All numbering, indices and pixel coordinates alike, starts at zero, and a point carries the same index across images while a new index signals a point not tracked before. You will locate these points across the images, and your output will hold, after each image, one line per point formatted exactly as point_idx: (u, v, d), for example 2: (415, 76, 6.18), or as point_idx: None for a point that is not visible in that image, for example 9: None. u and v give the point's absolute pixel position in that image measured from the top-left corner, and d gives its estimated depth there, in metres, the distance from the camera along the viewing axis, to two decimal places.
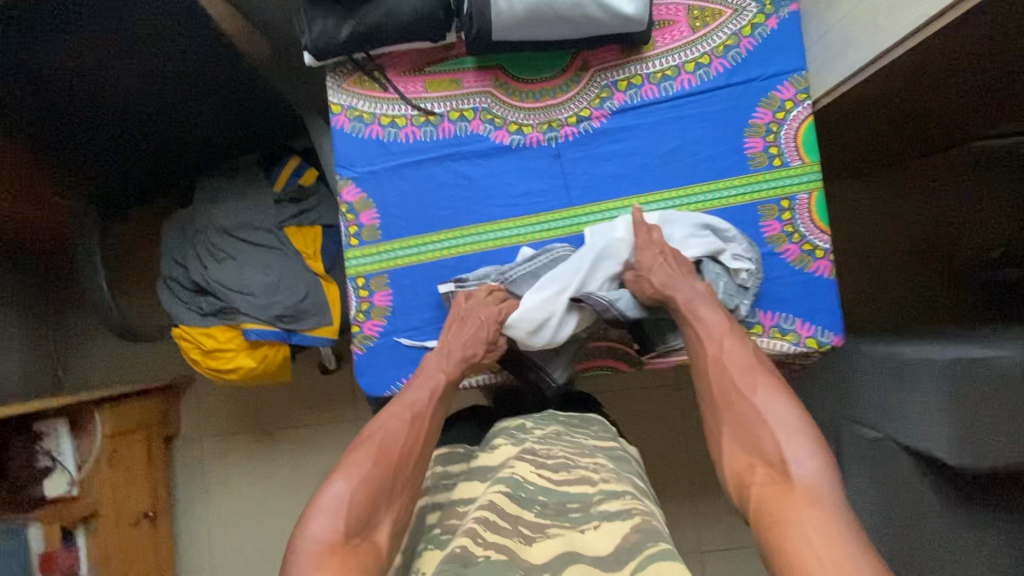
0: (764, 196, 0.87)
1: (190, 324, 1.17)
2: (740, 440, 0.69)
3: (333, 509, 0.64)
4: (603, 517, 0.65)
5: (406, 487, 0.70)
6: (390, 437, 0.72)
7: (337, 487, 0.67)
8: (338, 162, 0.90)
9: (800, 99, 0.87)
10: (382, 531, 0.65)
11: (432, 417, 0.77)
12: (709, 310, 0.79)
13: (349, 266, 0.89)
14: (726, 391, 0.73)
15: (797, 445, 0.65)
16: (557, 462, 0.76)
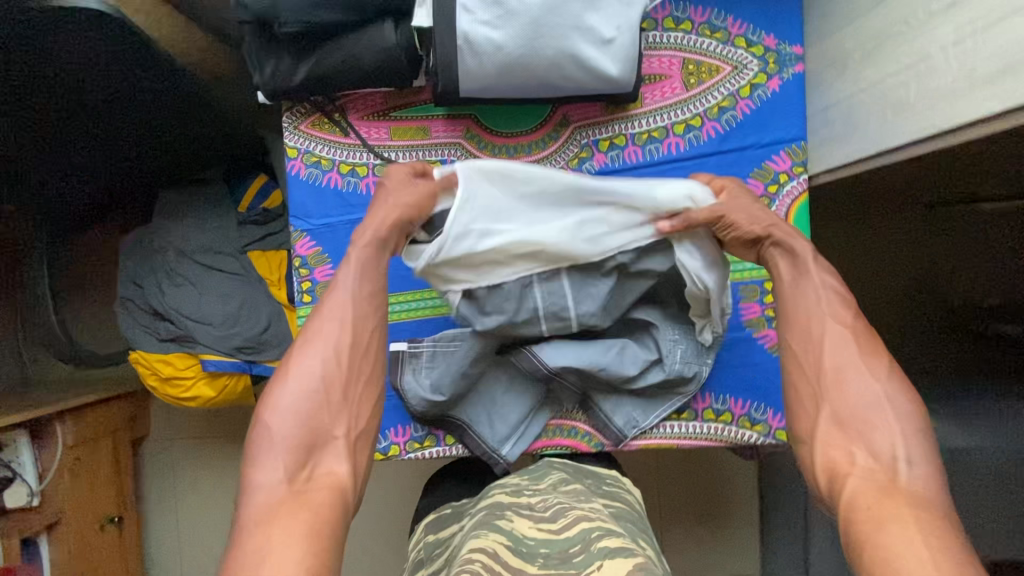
0: (747, 276, 0.81)
1: (147, 349, 1.12)
2: (841, 424, 0.58)
3: (271, 447, 0.57)
4: (604, 556, 0.57)
5: (351, 397, 0.63)
6: (319, 352, 0.63)
7: (274, 416, 0.59)
8: (292, 212, 0.83)
9: (796, 173, 0.80)
10: (336, 453, 0.60)
11: (368, 315, 0.67)
12: (823, 272, 0.67)
13: (301, 325, 0.84)
14: (839, 367, 0.61)
15: (910, 444, 0.55)
16: (557, 513, 0.68)
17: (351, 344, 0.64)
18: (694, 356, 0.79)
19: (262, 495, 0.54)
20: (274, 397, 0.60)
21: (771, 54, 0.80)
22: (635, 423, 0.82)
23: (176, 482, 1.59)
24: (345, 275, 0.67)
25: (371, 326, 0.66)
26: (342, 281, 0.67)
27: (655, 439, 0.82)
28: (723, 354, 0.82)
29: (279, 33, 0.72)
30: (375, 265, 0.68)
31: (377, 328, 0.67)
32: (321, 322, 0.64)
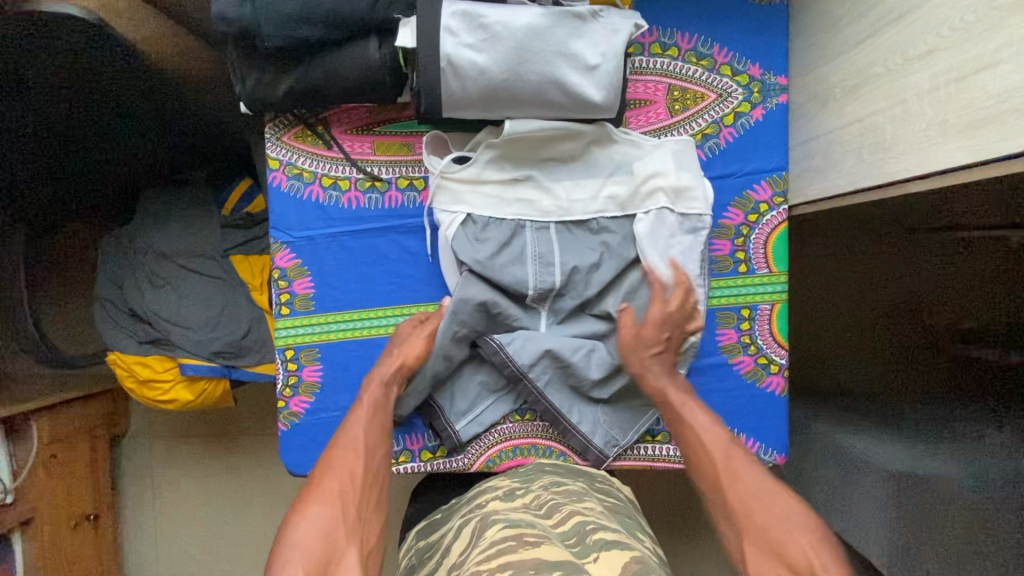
0: (725, 303, 0.82)
1: (124, 351, 1.11)
2: (765, 552, 0.57)
3: (294, 553, 0.58)
4: (600, 547, 0.59)
5: (364, 516, 0.66)
6: (336, 474, 0.68)
7: (296, 531, 0.61)
8: (273, 224, 0.83)
9: (776, 203, 0.81)
10: (352, 560, 0.59)
11: (377, 449, 0.73)
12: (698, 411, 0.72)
13: (278, 337, 0.84)
14: (743, 504, 0.62)
15: (823, 553, 0.56)
16: (551, 508, 0.69)
17: (364, 469, 0.70)
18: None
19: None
20: (296, 518, 0.62)
21: (756, 83, 0.80)
22: (608, 435, 0.81)
23: (154, 479, 1.58)
24: (359, 414, 0.75)
25: (380, 460, 0.72)
26: (354, 419, 0.75)
27: (630, 461, 0.83)
28: (698, 378, 0.83)
29: (262, 45, 0.72)
30: (384, 404, 0.76)
31: (383, 463, 0.73)
32: (338, 452, 0.70)
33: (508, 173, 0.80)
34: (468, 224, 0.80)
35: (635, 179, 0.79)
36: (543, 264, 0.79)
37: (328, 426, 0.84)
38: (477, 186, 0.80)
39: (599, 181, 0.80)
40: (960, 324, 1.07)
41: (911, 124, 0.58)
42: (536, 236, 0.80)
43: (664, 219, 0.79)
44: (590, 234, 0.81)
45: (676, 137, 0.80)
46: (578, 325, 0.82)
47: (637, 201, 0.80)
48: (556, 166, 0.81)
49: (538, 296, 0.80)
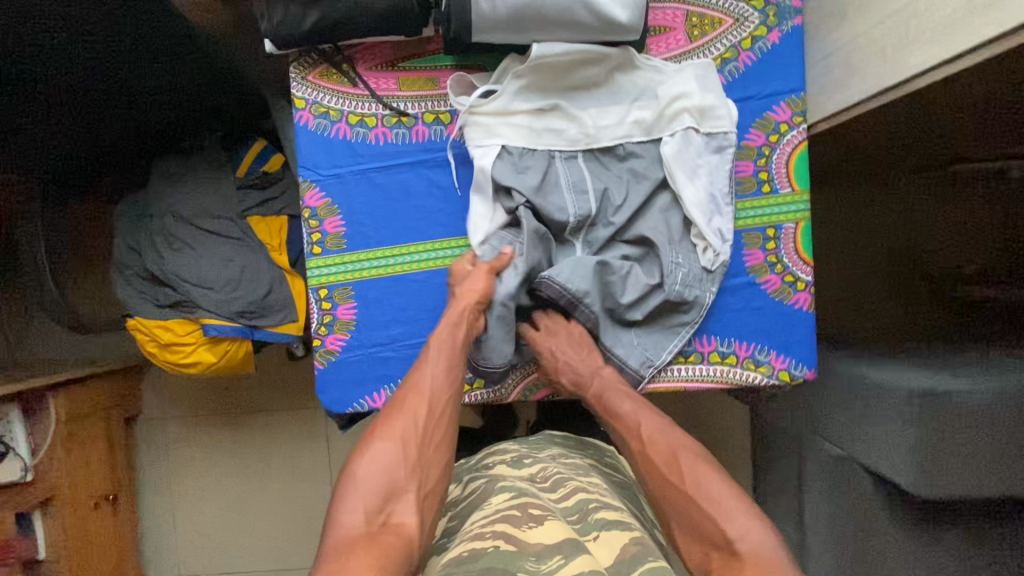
0: (750, 223, 0.84)
1: (146, 315, 1.11)
2: (687, 530, 0.65)
3: (355, 487, 0.64)
4: (601, 527, 0.66)
5: (426, 459, 0.68)
6: (400, 415, 0.70)
7: (360, 465, 0.66)
8: (301, 163, 0.83)
9: (796, 123, 0.83)
10: (408, 502, 0.64)
11: (444, 390, 0.74)
12: (624, 399, 0.78)
13: (311, 276, 0.84)
14: (660, 483, 0.69)
15: (740, 518, 0.63)
16: (556, 483, 0.77)
17: (429, 413, 0.71)
18: (696, 280, 0.81)
19: (341, 531, 0.60)
20: (363, 450, 0.67)
21: (770, 7, 0.83)
22: (648, 357, 0.83)
23: (172, 459, 1.57)
24: (428, 354, 0.75)
25: (447, 401, 0.73)
26: (422, 360, 0.75)
27: (665, 383, 0.84)
28: (728, 298, 0.85)
29: None
30: (452, 347, 0.76)
31: (450, 405, 0.73)
32: (405, 391, 0.72)
33: (537, 104, 0.80)
34: (502, 159, 0.80)
35: (661, 103, 0.80)
36: (578, 191, 0.80)
37: (364, 363, 0.84)
38: (508, 119, 0.80)
39: (626, 107, 0.81)
40: (962, 265, 1.17)
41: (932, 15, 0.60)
42: (566, 165, 0.82)
43: (691, 139, 0.81)
44: (618, 162, 0.82)
45: (696, 60, 0.81)
46: (613, 253, 0.82)
47: (661, 126, 0.82)
48: (582, 94, 0.81)
49: (578, 223, 0.81)
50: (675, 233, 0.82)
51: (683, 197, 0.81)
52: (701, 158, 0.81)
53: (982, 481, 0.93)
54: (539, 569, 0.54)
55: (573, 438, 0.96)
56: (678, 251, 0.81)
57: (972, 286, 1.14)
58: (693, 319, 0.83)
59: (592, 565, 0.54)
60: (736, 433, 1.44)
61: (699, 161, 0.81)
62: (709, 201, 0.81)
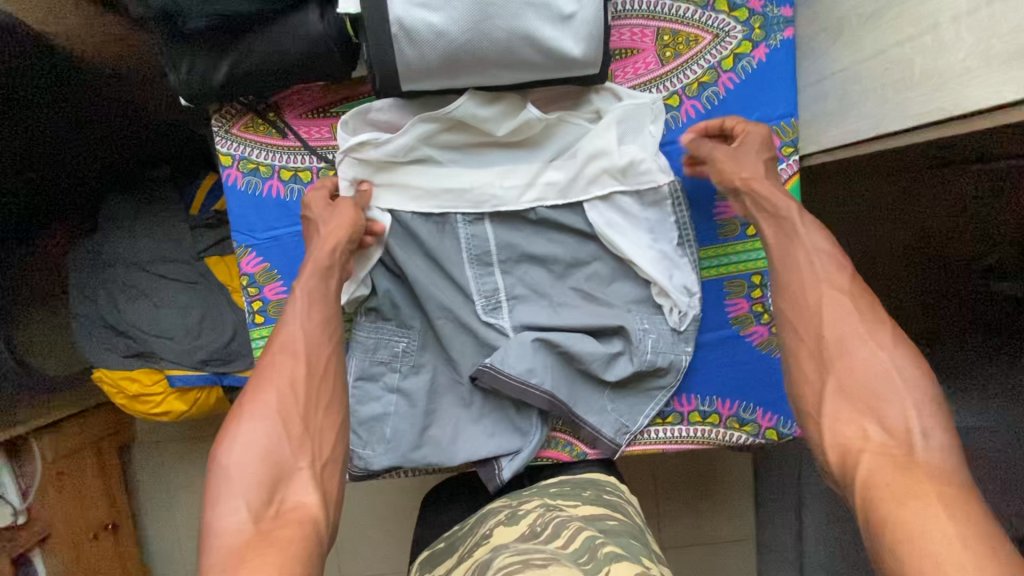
0: (733, 270, 0.75)
1: (109, 367, 1.07)
2: (849, 396, 0.53)
3: (231, 484, 0.53)
4: (611, 562, 0.54)
5: (314, 424, 0.59)
6: (273, 383, 0.59)
7: (229, 455, 0.54)
8: (234, 227, 0.76)
9: (785, 154, 0.72)
10: (303, 480, 0.55)
11: (322, 347, 0.64)
12: (813, 232, 0.62)
13: (256, 347, 0.78)
14: (841, 337, 0.55)
15: (930, 415, 0.49)
16: (557, 526, 0.63)
17: (307, 373, 0.61)
18: (659, 341, 0.73)
19: (223, 538, 0.49)
20: (229, 438, 0.56)
21: (756, 18, 0.70)
22: (618, 427, 0.76)
23: (169, 484, 1.57)
24: (293, 309, 0.64)
25: (327, 352, 0.63)
26: (289, 316, 0.64)
27: (642, 446, 0.78)
28: (708, 353, 0.77)
29: (189, 28, 0.63)
30: (319, 289, 0.65)
31: (332, 354, 0.64)
32: (270, 357, 0.61)
33: (438, 172, 0.72)
34: (393, 234, 0.73)
35: (577, 163, 0.71)
36: (481, 265, 0.74)
37: None
38: (402, 181, 0.72)
39: (541, 168, 0.72)
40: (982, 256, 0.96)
41: (942, 57, 0.49)
42: (470, 230, 0.74)
43: (621, 203, 0.73)
44: (532, 225, 0.74)
45: (630, 99, 0.70)
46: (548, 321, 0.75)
47: (575, 178, 0.72)
48: (494, 154, 0.73)
49: (487, 302, 0.74)
50: (633, 297, 0.74)
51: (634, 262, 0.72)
52: (639, 234, 0.73)
53: None
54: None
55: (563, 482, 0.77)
56: (641, 316, 0.73)
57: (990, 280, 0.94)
58: (663, 386, 0.76)
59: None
60: None
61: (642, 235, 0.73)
62: (662, 260, 0.73)
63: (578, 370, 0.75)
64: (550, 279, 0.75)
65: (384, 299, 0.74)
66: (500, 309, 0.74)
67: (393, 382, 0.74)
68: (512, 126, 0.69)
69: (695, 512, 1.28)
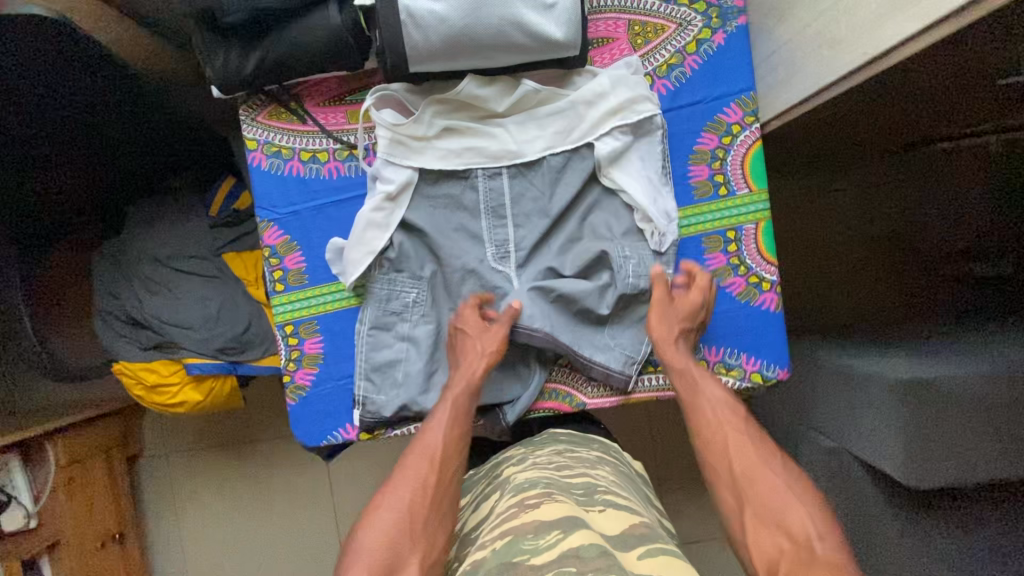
0: (709, 226, 0.84)
1: (130, 359, 1.13)
2: (762, 519, 0.65)
3: (359, 560, 0.63)
4: (608, 504, 0.68)
5: (430, 525, 0.66)
6: (408, 479, 0.70)
7: (363, 535, 0.66)
8: (258, 203, 0.84)
9: (748, 123, 0.82)
10: (411, 573, 0.62)
11: (452, 456, 0.73)
12: (713, 383, 0.78)
13: (276, 314, 0.85)
14: (747, 469, 0.69)
15: (816, 521, 0.64)
16: (561, 466, 0.77)
17: (437, 480, 0.70)
18: (655, 279, 0.81)
19: None
20: (367, 518, 0.67)
21: (713, 9, 0.82)
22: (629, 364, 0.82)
23: (176, 493, 1.59)
24: (440, 415, 0.76)
25: (456, 464, 0.73)
26: (435, 421, 0.76)
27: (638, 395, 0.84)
28: None
29: (225, 24, 0.73)
30: (464, 407, 0.77)
31: (458, 471, 0.73)
32: (411, 452, 0.73)
33: (449, 137, 0.81)
34: (416, 196, 0.82)
35: (578, 115, 0.81)
36: (496, 216, 0.83)
37: (335, 394, 0.85)
38: (428, 148, 0.81)
39: (542, 132, 0.82)
40: (954, 239, 1.25)
41: (863, 13, 0.59)
42: (489, 184, 0.83)
43: (613, 155, 0.81)
44: (543, 176, 0.83)
45: (609, 71, 0.81)
46: (546, 271, 0.83)
47: (579, 138, 0.82)
48: (494, 122, 0.82)
49: (497, 251, 0.83)
50: (632, 239, 0.82)
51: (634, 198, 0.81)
52: (637, 175, 0.82)
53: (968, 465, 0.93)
54: (537, 545, 0.58)
55: (573, 436, 0.92)
56: (639, 256, 0.81)
57: (969, 262, 1.23)
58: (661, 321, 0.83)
59: (591, 539, 0.58)
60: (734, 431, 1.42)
61: (644, 174, 0.82)
62: (658, 196, 0.81)
63: (577, 315, 0.82)
64: (546, 233, 0.84)
65: (397, 253, 0.82)
66: (508, 258, 0.83)
67: (405, 330, 0.83)
68: (510, 101, 0.80)
69: (694, 490, 1.32)
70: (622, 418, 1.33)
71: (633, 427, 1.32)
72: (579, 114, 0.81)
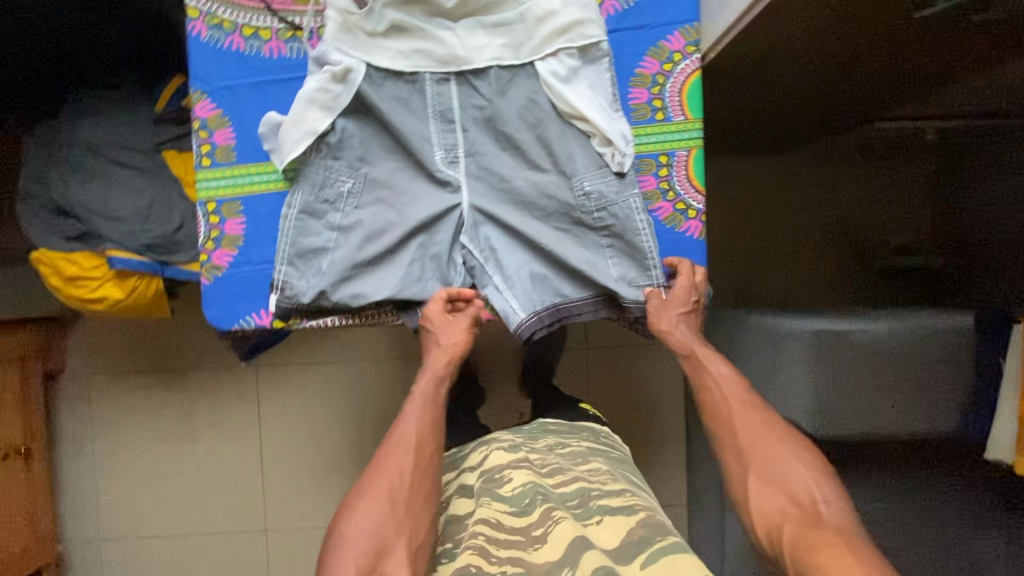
0: (644, 149, 0.85)
1: (50, 248, 1.08)
2: (768, 482, 0.69)
3: (343, 555, 0.66)
4: (604, 511, 0.71)
5: (413, 511, 0.69)
6: (388, 469, 0.72)
7: (348, 530, 0.68)
8: (193, 73, 0.82)
9: (688, 52, 0.84)
10: (398, 560, 0.65)
11: (426, 442, 0.76)
12: (720, 363, 0.82)
13: (199, 189, 0.83)
14: (755, 437, 0.73)
15: (825, 487, 0.68)
16: (553, 469, 0.79)
17: (414, 465, 0.73)
18: (618, 203, 0.82)
19: None
20: (350, 514, 0.69)
21: None
22: (600, 293, 0.85)
23: (92, 417, 1.51)
24: (411, 409, 0.79)
25: (430, 449, 0.75)
26: (406, 414, 0.78)
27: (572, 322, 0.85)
28: None
29: None
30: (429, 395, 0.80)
31: (435, 452, 0.75)
32: (388, 448, 0.75)
33: (398, 30, 0.81)
34: (364, 83, 0.81)
35: (528, 26, 0.82)
36: (445, 121, 0.83)
37: (252, 278, 0.83)
38: (376, 39, 0.81)
39: (491, 42, 0.82)
40: (888, 238, 1.28)
41: None
42: (437, 89, 0.83)
43: (559, 71, 0.82)
44: (489, 84, 0.83)
45: None
46: (491, 180, 0.84)
47: (527, 52, 0.82)
48: (444, 22, 0.82)
49: (447, 155, 0.83)
50: (580, 155, 0.82)
51: (581, 113, 0.81)
52: (583, 92, 0.82)
53: (872, 418, 0.96)
54: None
55: (567, 424, 0.98)
56: (590, 177, 0.82)
57: (897, 255, 1.26)
58: (599, 242, 0.84)
59: (603, 562, 0.62)
60: None
61: (589, 92, 0.82)
62: (602, 111, 0.82)
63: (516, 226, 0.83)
64: (492, 140, 0.84)
65: (337, 136, 0.81)
66: (457, 163, 0.83)
67: (336, 221, 0.82)
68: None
69: (627, 442, 1.34)
70: (561, 366, 1.33)
71: (571, 375, 1.32)
72: (528, 24, 0.82)
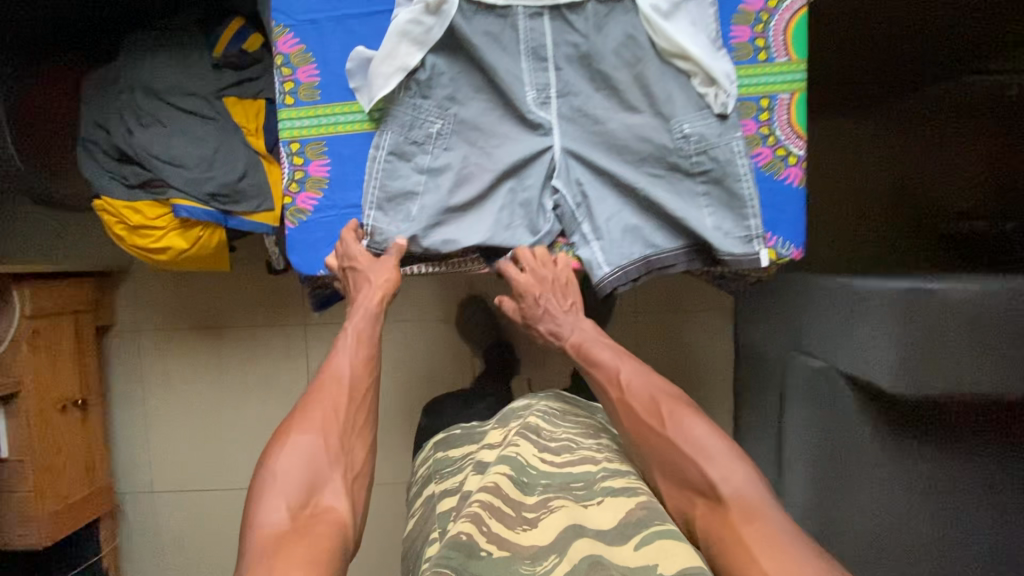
0: (744, 91, 0.81)
1: (113, 196, 1.06)
2: (670, 478, 0.70)
3: (273, 485, 0.65)
4: (606, 493, 0.65)
5: (347, 440, 0.72)
6: (324, 404, 0.74)
7: (280, 461, 0.67)
8: (275, 6, 0.79)
9: None
10: (333, 490, 0.67)
11: (362, 378, 0.78)
12: (601, 351, 0.83)
13: (282, 129, 0.80)
14: (640, 431, 0.74)
15: (726, 467, 0.67)
16: (563, 448, 0.75)
17: (348, 400, 0.75)
18: (720, 146, 0.78)
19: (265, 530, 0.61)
20: (282, 447, 0.69)
21: None
22: (692, 243, 0.82)
23: (144, 370, 1.52)
24: (344, 343, 0.80)
25: (367, 386, 0.78)
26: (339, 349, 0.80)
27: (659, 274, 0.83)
28: None
29: None
30: (366, 330, 0.81)
31: (371, 387, 0.78)
32: (322, 382, 0.76)
33: None
34: (457, 16, 0.77)
35: None
36: (537, 59, 0.79)
37: (338, 224, 0.81)
38: None
39: None
40: (956, 202, 1.17)
41: None
42: (529, 24, 0.78)
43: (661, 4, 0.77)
44: (586, 19, 0.78)
45: None
46: (585, 123, 0.80)
47: None
48: None
49: (539, 95, 0.79)
50: (681, 95, 0.78)
51: (685, 49, 0.77)
52: (687, 28, 0.78)
53: (968, 385, 0.87)
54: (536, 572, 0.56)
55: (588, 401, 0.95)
56: (690, 119, 0.78)
57: (961, 220, 1.14)
58: (695, 190, 0.80)
59: (594, 552, 0.57)
60: (723, 363, 1.43)
61: (693, 29, 0.78)
62: (707, 49, 0.78)
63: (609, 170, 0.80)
64: (588, 79, 0.80)
65: (427, 74, 0.78)
66: (549, 104, 0.80)
67: (424, 163, 0.79)
68: None
69: None
70: None
71: None
72: None
